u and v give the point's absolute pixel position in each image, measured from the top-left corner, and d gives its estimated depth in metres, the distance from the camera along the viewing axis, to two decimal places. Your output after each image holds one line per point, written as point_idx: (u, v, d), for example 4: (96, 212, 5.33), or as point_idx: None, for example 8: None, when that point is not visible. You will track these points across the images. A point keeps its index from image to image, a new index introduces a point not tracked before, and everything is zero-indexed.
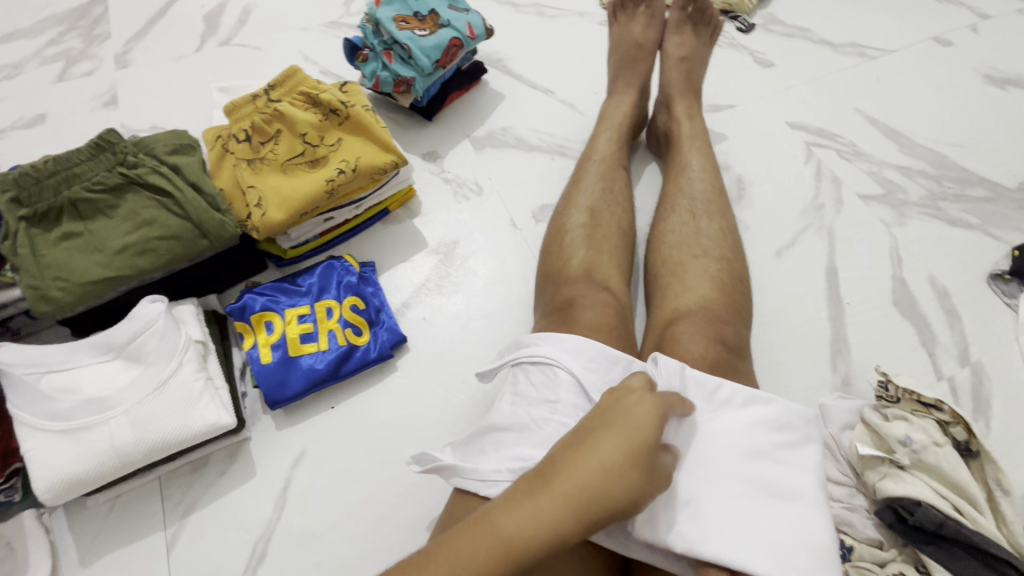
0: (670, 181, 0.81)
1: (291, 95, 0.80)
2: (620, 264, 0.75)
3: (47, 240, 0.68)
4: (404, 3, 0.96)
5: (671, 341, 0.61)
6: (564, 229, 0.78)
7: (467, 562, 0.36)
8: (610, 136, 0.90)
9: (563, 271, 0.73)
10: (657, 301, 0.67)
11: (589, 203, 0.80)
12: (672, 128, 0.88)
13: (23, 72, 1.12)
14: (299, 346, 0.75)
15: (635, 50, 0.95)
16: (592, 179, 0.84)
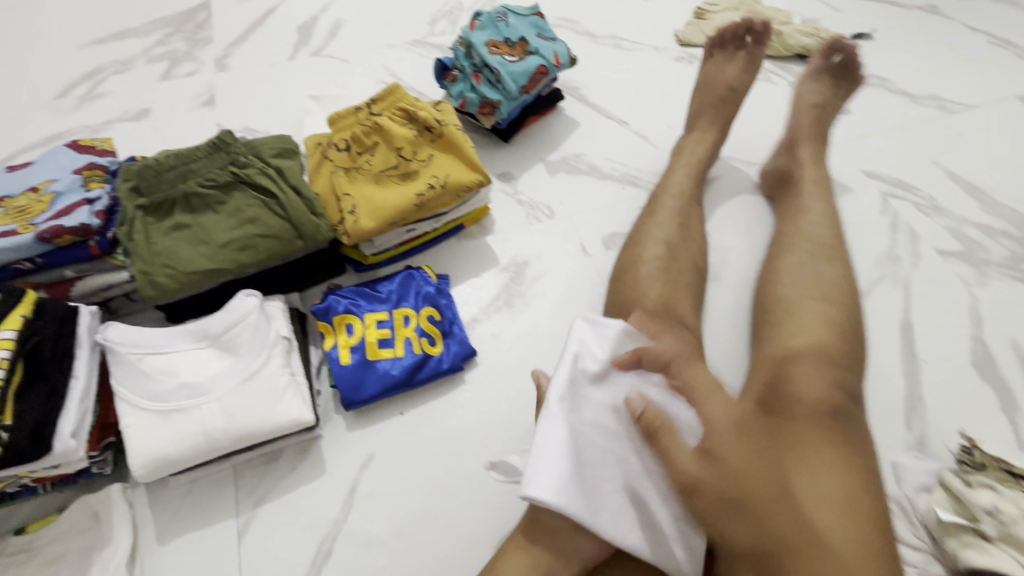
0: (788, 220, 0.82)
1: (390, 110, 0.84)
2: (694, 302, 0.77)
3: (159, 228, 0.73)
4: (496, 29, 1.00)
5: (785, 382, 0.62)
6: (641, 260, 0.79)
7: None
8: (687, 171, 0.91)
9: (640, 302, 0.73)
10: (764, 338, 0.69)
11: (667, 236, 0.81)
12: (793, 170, 0.89)
13: (131, 68, 1.19)
14: (377, 350, 0.77)
15: (727, 92, 0.97)
16: (670, 212, 0.84)
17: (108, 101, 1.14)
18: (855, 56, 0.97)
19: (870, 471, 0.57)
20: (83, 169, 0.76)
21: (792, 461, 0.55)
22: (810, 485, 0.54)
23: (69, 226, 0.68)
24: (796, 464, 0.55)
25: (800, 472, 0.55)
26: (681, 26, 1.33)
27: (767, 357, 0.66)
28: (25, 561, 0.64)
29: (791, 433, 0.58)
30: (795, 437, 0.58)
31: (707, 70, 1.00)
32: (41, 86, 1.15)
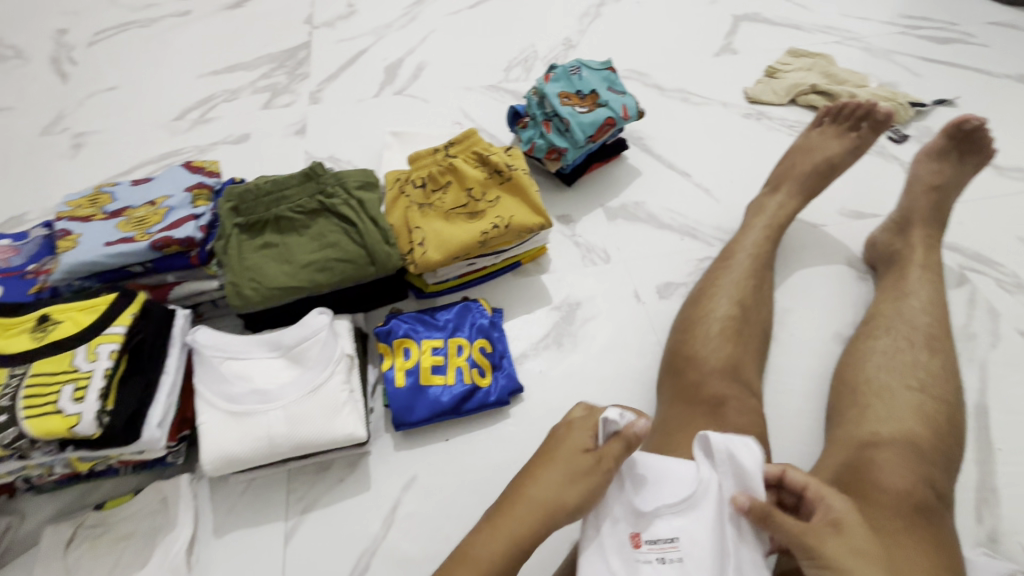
0: (888, 302, 0.86)
1: (465, 153, 0.90)
2: (757, 365, 0.77)
3: (250, 246, 0.80)
4: (569, 81, 1.06)
5: (870, 468, 0.66)
6: (699, 317, 0.80)
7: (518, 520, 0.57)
8: (762, 232, 0.91)
9: (693, 360, 0.74)
10: (849, 422, 0.73)
11: (736, 295, 0.81)
12: (903, 250, 0.92)
13: (238, 97, 1.33)
14: (429, 376, 0.81)
15: (826, 168, 0.98)
16: (741, 270, 0.85)
17: (216, 125, 1.27)
18: (984, 132, 0.96)
19: (952, 564, 0.60)
20: (193, 188, 0.86)
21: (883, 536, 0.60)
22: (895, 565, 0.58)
23: (177, 238, 0.77)
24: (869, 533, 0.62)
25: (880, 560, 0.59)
26: (750, 84, 1.35)
27: (848, 439, 0.71)
28: (101, 534, 0.70)
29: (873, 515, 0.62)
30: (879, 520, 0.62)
31: (810, 138, 1.01)
32: (162, 109, 1.30)
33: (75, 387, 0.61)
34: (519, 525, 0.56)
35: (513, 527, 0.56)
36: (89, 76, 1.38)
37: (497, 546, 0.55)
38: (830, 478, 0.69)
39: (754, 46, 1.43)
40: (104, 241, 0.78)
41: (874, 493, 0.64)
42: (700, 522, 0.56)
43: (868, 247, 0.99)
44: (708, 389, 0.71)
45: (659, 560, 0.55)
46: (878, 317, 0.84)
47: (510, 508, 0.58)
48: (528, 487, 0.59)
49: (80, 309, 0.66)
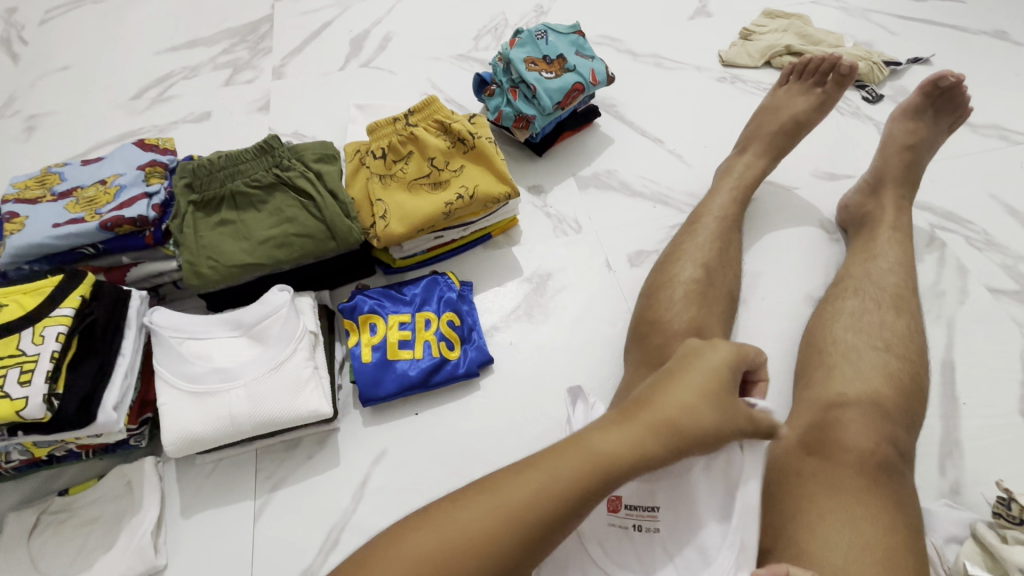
0: (857, 263, 0.85)
1: (426, 121, 0.86)
2: (723, 329, 0.77)
3: (207, 224, 0.78)
4: (535, 45, 1.02)
5: (835, 427, 0.66)
6: (668, 282, 0.79)
7: (630, 424, 0.51)
8: (729, 195, 0.90)
9: (662, 325, 0.74)
10: (816, 383, 0.73)
11: (702, 259, 0.81)
12: (875, 211, 0.91)
13: (198, 74, 1.29)
14: (396, 351, 0.80)
15: (793, 126, 0.96)
16: (707, 235, 0.84)
17: (176, 103, 1.23)
18: (960, 90, 0.94)
19: (914, 517, 0.60)
20: (145, 165, 0.83)
21: (823, 489, 0.61)
22: (843, 516, 0.58)
23: (128, 217, 0.75)
24: (830, 506, 0.59)
25: (835, 512, 0.59)
26: (725, 47, 1.33)
27: (815, 399, 0.71)
28: (65, 519, 0.70)
29: (838, 474, 0.62)
30: (841, 479, 0.61)
31: (777, 96, 1.00)
32: (119, 88, 1.25)
33: (20, 371, 0.59)
34: (637, 427, 0.51)
35: (640, 422, 0.51)
36: (42, 56, 1.32)
37: (616, 442, 0.50)
38: (795, 439, 0.68)
39: (729, 10, 1.40)
40: (52, 222, 0.75)
41: (838, 451, 0.64)
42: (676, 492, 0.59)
43: (840, 209, 0.98)
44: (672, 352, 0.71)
45: (636, 526, 0.59)
46: (847, 277, 0.84)
47: (647, 407, 0.53)
48: (654, 397, 0.54)
49: (25, 292, 0.64)
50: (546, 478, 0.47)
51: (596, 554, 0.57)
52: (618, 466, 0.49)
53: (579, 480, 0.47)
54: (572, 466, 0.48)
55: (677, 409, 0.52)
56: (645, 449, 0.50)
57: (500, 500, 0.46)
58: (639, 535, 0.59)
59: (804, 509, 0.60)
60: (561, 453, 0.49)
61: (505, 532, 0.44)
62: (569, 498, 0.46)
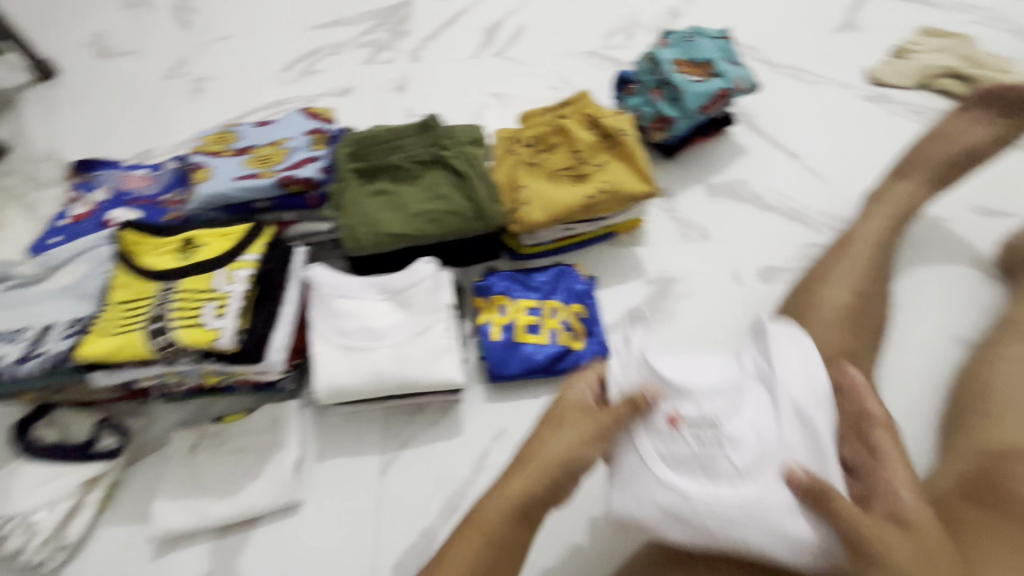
0: None
1: (576, 115, 0.88)
2: (871, 357, 0.77)
3: (365, 192, 0.83)
4: (684, 48, 1.01)
5: (1001, 477, 0.61)
6: (816, 303, 0.79)
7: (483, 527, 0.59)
8: (885, 222, 0.87)
9: (811, 348, 0.75)
10: (973, 431, 0.68)
11: (855, 285, 0.80)
12: None
13: (343, 51, 1.36)
14: (523, 334, 0.82)
15: (964, 157, 0.91)
16: (861, 260, 0.83)
17: (322, 77, 1.31)
18: None
19: None
20: (312, 133, 0.89)
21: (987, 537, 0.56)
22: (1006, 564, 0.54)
23: (301, 178, 0.81)
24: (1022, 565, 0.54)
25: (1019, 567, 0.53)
26: (874, 64, 1.25)
27: (972, 447, 0.67)
28: (219, 445, 0.76)
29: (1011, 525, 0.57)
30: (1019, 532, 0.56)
31: (951, 123, 0.94)
32: (274, 60, 1.35)
33: (216, 305, 0.65)
34: (479, 535, 0.59)
35: (475, 527, 0.59)
36: (208, 24, 1.44)
37: (470, 548, 0.58)
38: (952, 485, 0.64)
39: (879, 27, 1.33)
40: (234, 176, 0.82)
41: (1008, 502, 0.59)
42: (738, 408, 0.59)
43: (1004, 250, 0.91)
44: (820, 375, 0.72)
45: (696, 439, 0.58)
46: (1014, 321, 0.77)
47: (482, 509, 0.61)
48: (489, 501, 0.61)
49: (219, 236, 0.70)
50: None
51: (663, 467, 0.58)
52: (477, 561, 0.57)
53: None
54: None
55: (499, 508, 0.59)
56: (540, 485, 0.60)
57: None
58: (704, 449, 0.58)
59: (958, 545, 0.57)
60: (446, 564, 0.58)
61: None
62: None
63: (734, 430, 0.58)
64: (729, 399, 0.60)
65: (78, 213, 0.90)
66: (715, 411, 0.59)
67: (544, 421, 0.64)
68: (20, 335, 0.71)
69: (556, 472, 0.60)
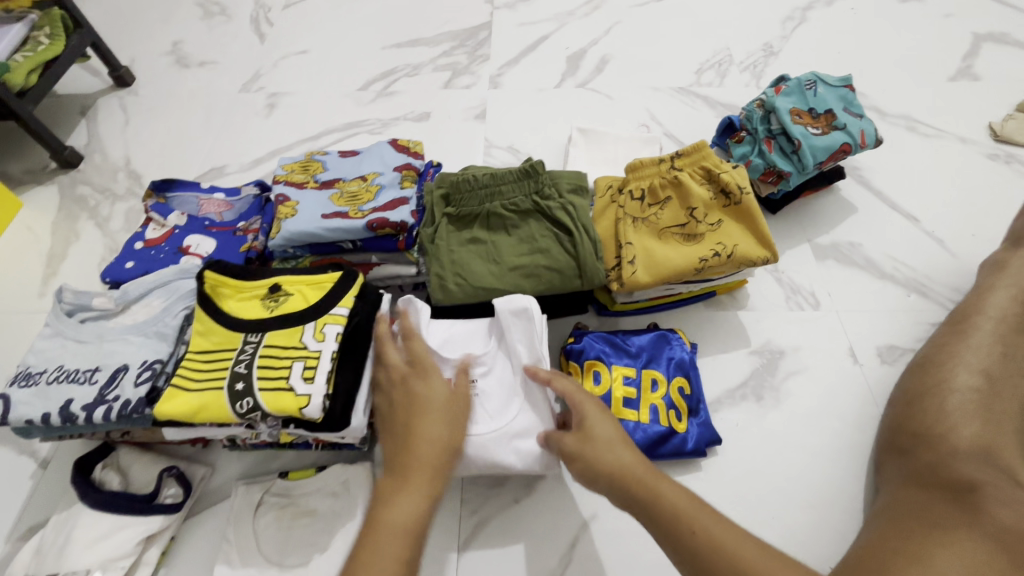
0: None
1: (692, 167, 0.80)
2: (1023, 451, 0.65)
3: (458, 239, 0.77)
4: (802, 96, 0.93)
5: None
6: (946, 387, 0.71)
7: (397, 525, 0.52)
8: (1011, 292, 0.78)
9: (945, 439, 0.66)
10: None
11: (979, 365, 0.71)
12: None
13: (419, 73, 1.31)
14: (620, 408, 0.74)
15: None
16: (985, 338, 0.74)
17: (398, 99, 1.26)
18: None
19: None
20: (401, 168, 0.84)
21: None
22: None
23: (392, 221, 0.75)
24: None
25: None
26: (998, 119, 1.14)
27: None
28: (286, 505, 0.71)
29: None
30: None
31: None
32: (349, 78, 1.32)
33: (304, 366, 0.60)
34: (396, 542, 0.51)
35: (398, 535, 0.51)
36: (283, 37, 1.42)
37: (395, 552, 0.50)
38: None
39: (1001, 79, 1.22)
40: (320, 213, 0.77)
41: None
42: (492, 372, 0.69)
43: None
44: (955, 473, 0.62)
45: None
46: None
47: (385, 514, 0.52)
48: (384, 507, 0.53)
49: (309, 284, 0.65)
50: None
51: None
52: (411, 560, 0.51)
53: None
54: None
55: (403, 515, 0.52)
56: (434, 495, 0.55)
57: None
58: None
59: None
60: None
61: None
62: None
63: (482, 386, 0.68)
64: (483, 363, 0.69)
65: (153, 237, 0.86)
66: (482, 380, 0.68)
67: (415, 408, 0.60)
68: (93, 374, 0.66)
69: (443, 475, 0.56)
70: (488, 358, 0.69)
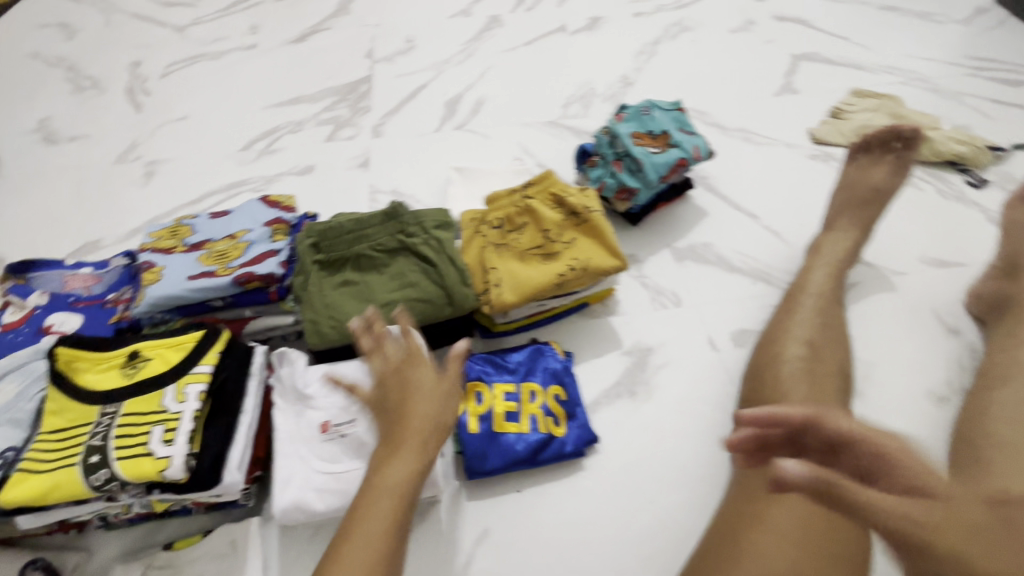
0: (1001, 355, 0.79)
1: (543, 194, 0.89)
2: (839, 405, 0.76)
3: (330, 283, 0.80)
4: (640, 121, 1.05)
5: None
6: (779, 359, 0.80)
7: (387, 490, 0.57)
8: (826, 270, 0.92)
9: (781, 405, 0.75)
10: None
11: (806, 336, 0.82)
12: (1014, 298, 0.86)
13: (302, 129, 1.35)
14: (503, 423, 0.78)
15: (871, 195, 0.99)
16: (808, 312, 0.86)
17: (281, 155, 1.29)
18: None
19: None
20: (272, 222, 0.86)
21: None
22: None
23: (259, 274, 0.78)
24: None
25: None
26: (815, 124, 1.33)
27: None
28: None
29: None
30: None
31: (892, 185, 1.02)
32: (231, 140, 1.33)
33: (164, 429, 0.60)
34: (386, 505, 0.56)
35: (390, 496, 0.57)
36: (160, 105, 1.42)
37: (385, 515, 0.55)
38: None
39: (814, 91, 1.43)
40: (187, 275, 0.78)
41: None
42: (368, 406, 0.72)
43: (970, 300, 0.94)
44: None
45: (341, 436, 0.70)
46: (994, 367, 0.77)
47: (381, 478, 0.58)
48: (382, 473, 0.58)
49: (168, 347, 0.66)
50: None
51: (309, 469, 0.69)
52: (396, 522, 0.56)
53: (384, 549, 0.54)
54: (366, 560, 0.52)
55: (396, 480, 0.57)
56: (423, 463, 0.60)
57: None
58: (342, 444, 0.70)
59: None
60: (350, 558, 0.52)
61: None
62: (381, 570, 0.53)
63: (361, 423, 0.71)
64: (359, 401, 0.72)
65: (11, 320, 0.83)
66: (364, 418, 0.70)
67: (402, 391, 0.64)
68: None
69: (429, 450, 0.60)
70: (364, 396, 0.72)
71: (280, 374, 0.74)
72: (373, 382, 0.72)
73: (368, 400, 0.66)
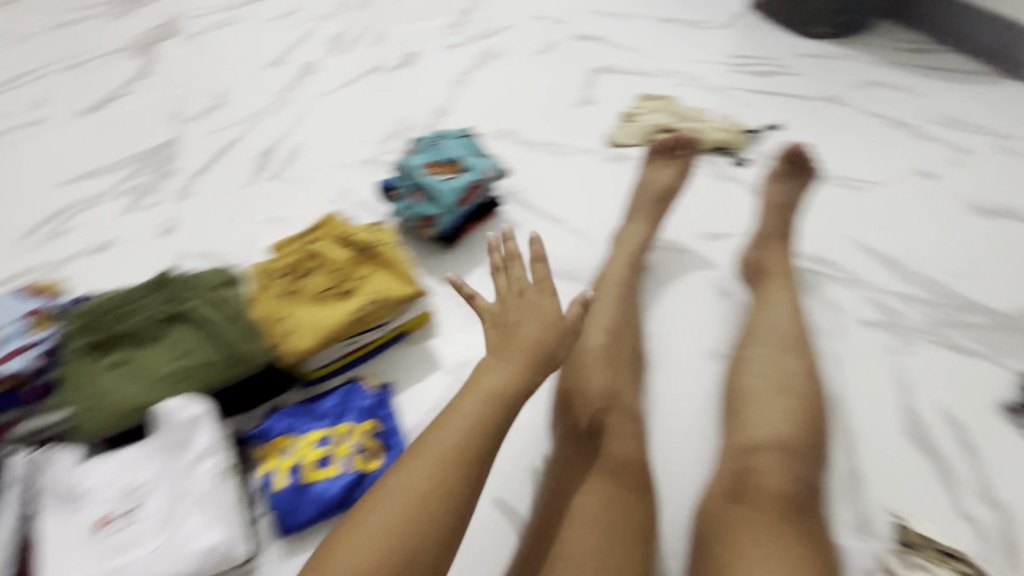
0: (755, 313, 0.89)
1: (330, 237, 0.91)
2: (634, 387, 0.84)
3: (99, 367, 0.76)
4: (432, 152, 1.12)
5: (748, 472, 0.68)
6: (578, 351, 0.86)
7: (482, 391, 0.62)
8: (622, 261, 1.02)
9: (581, 394, 0.81)
10: (733, 429, 0.76)
11: (608, 325, 0.88)
12: (757, 260, 1.00)
13: (98, 204, 1.27)
14: (314, 471, 0.77)
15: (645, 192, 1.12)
16: (608, 302, 0.93)
17: (76, 236, 1.20)
18: (798, 153, 1.05)
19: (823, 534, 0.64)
20: (30, 315, 0.81)
21: (749, 529, 0.63)
22: (759, 547, 0.60)
23: (6, 374, 0.74)
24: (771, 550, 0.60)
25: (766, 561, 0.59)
26: (610, 129, 1.48)
27: (733, 446, 0.74)
28: None
29: (762, 519, 0.63)
30: (766, 524, 0.63)
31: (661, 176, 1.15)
32: (14, 228, 1.22)
33: None
34: (469, 405, 0.61)
35: (487, 394, 0.61)
36: None
37: (465, 412, 0.60)
38: (722, 490, 0.70)
39: (609, 99, 1.58)
40: None
41: (755, 495, 0.66)
42: (155, 489, 0.71)
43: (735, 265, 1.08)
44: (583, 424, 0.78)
45: (124, 525, 0.68)
46: (753, 326, 0.86)
47: (472, 382, 0.63)
48: (481, 374, 0.63)
49: None
50: (409, 483, 0.56)
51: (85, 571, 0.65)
52: (485, 420, 0.60)
53: (454, 446, 0.58)
54: (432, 460, 0.57)
55: (490, 385, 0.62)
56: (525, 371, 0.64)
57: (399, 490, 0.56)
58: (123, 534, 0.67)
59: (724, 554, 0.62)
60: (416, 459, 0.57)
61: (411, 516, 0.55)
62: (445, 471, 0.57)
63: (147, 508, 0.69)
64: (147, 485, 0.71)
65: None
66: (149, 500, 0.70)
67: (532, 311, 0.69)
68: None
69: (533, 360, 0.64)
70: (152, 479, 0.71)
71: (48, 476, 0.71)
72: (166, 462, 0.72)
73: (488, 311, 0.70)
